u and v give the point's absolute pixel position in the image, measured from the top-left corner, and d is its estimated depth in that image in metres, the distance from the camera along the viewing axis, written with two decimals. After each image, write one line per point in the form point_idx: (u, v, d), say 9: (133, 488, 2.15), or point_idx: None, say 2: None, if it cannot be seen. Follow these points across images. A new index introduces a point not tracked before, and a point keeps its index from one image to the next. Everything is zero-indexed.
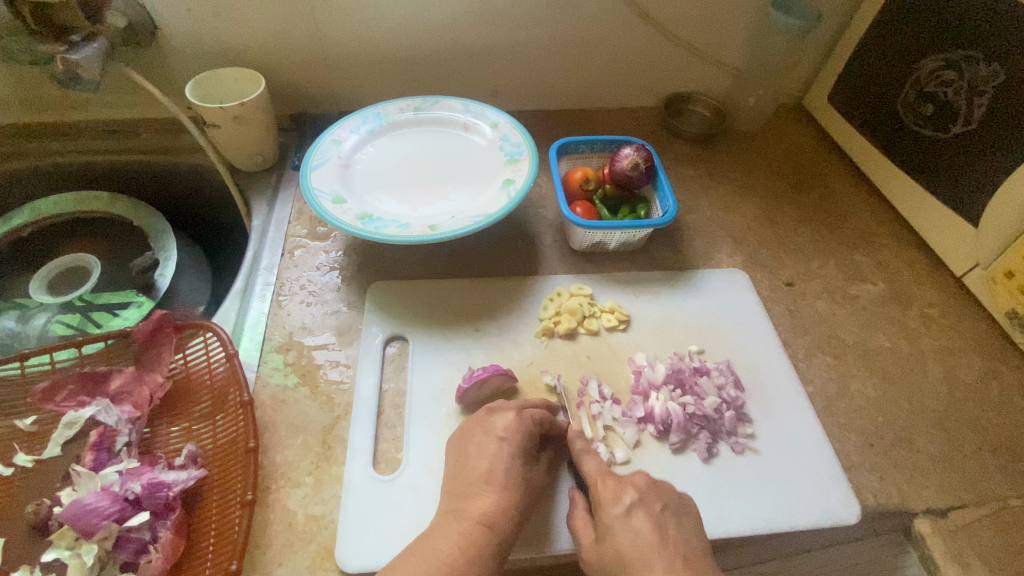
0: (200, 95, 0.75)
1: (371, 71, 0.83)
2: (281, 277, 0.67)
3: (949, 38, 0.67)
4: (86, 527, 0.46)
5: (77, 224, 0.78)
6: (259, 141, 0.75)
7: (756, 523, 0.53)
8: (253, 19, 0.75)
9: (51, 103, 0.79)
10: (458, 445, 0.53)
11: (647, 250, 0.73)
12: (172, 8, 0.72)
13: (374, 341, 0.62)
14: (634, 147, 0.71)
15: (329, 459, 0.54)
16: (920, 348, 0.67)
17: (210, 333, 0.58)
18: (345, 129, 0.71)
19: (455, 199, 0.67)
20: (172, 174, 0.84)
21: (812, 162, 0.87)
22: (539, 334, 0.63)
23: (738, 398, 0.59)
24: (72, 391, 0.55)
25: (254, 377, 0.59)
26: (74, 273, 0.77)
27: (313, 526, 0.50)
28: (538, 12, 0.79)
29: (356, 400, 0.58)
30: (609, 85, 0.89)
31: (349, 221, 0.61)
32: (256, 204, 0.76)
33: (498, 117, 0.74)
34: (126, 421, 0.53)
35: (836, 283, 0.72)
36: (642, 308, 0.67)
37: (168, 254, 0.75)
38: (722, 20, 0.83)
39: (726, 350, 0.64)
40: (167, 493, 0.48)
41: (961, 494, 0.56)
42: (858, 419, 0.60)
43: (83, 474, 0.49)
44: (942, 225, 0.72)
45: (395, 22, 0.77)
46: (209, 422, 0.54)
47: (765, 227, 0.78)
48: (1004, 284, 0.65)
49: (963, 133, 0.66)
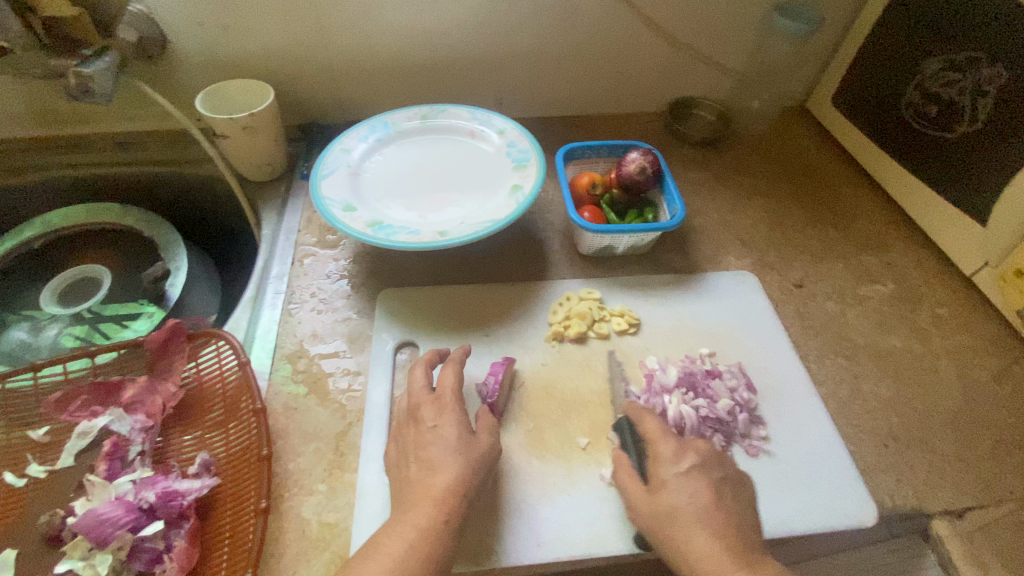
0: (211, 107, 0.75)
1: (379, 81, 0.84)
2: (291, 285, 0.68)
3: (951, 40, 0.68)
4: (99, 537, 0.46)
5: (89, 236, 0.79)
6: (269, 150, 0.76)
7: (772, 527, 0.52)
8: (262, 29, 0.75)
9: (61, 117, 0.80)
10: (456, 434, 0.50)
11: (654, 254, 0.74)
12: (181, 19, 0.73)
13: (385, 347, 0.62)
14: (640, 152, 0.72)
15: (342, 466, 0.54)
16: (931, 348, 0.66)
17: (221, 342, 0.58)
18: (353, 138, 0.72)
19: (464, 205, 0.67)
20: (181, 186, 0.84)
21: (818, 165, 0.87)
22: (549, 339, 0.63)
23: (751, 401, 0.59)
24: (86, 401, 0.55)
25: (266, 385, 0.59)
26: (83, 285, 0.78)
27: (327, 534, 0.50)
28: (543, 20, 0.80)
29: (368, 406, 0.57)
30: (614, 92, 0.90)
31: (360, 228, 0.61)
32: (266, 213, 0.77)
33: (504, 124, 0.74)
34: (139, 430, 0.54)
35: (845, 283, 0.72)
36: (652, 311, 0.67)
37: (179, 265, 0.75)
38: (725, 25, 0.83)
39: (737, 353, 0.63)
40: (181, 502, 0.48)
41: (978, 494, 0.55)
42: (872, 420, 0.60)
43: (97, 483, 0.49)
44: (951, 225, 0.72)
45: (402, 31, 0.78)
46: (222, 431, 0.54)
47: (773, 229, 0.78)
48: (1014, 282, 0.65)
49: (969, 133, 0.66)
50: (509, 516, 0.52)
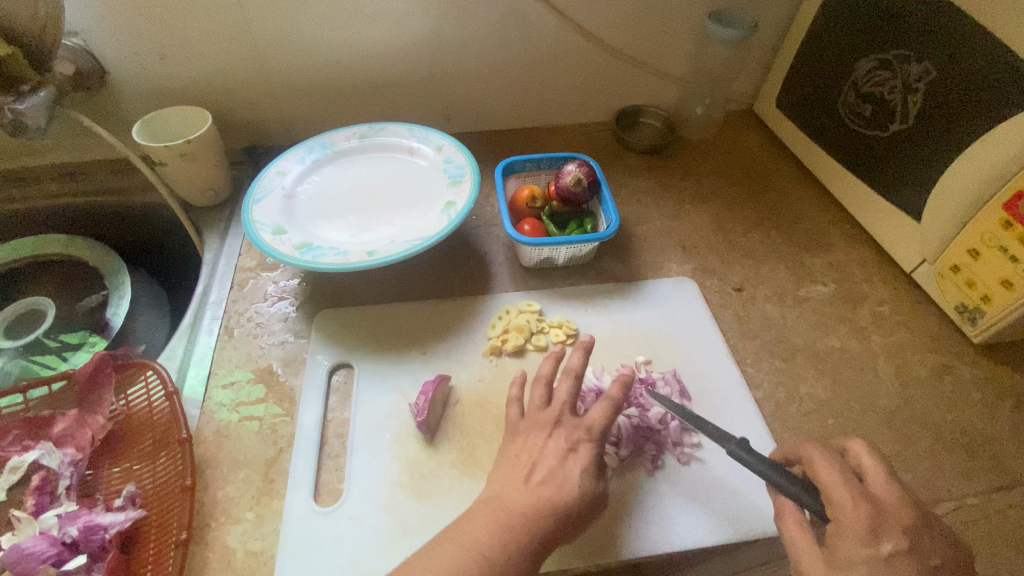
0: (149, 135, 0.76)
1: (323, 103, 0.84)
2: (229, 310, 0.68)
3: (880, 40, 0.68)
4: (23, 571, 0.46)
5: (35, 268, 0.79)
6: (210, 176, 0.76)
7: (703, 536, 0.52)
8: (200, 56, 0.76)
9: (7, 150, 0.80)
10: None
11: (596, 264, 0.74)
12: (118, 50, 0.73)
13: (319, 370, 0.62)
14: (576, 163, 0.72)
15: (271, 493, 0.54)
16: (872, 346, 0.66)
17: (151, 373, 0.58)
18: (290, 160, 0.72)
19: (398, 223, 0.67)
20: (130, 215, 0.85)
21: (763, 167, 0.88)
22: (486, 353, 0.63)
23: (683, 408, 0.59)
24: (18, 436, 0.55)
25: (198, 413, 0.59)
26: (30, 316, 0.77)
27: (252, 562, 0.50)
28: (483, 37, 0.80)
29: (299, 431, 0.57)
30: (560, 104, 0.91)
31: (289, 251, 0.61)
32: (209, 238, 0.77)
33: (442, 140, 0.74)
34: (69, 464, 0.53)
35: (787, 285, 0.72)
36: (591, 320, 0.67)
37: (123, 293, 0.77)
38: (665, 33, 0.84)
39: (673, 359, 0.63)
40: (103, 536, 0.48)
41: (914, 494, 0.55)
42: (809, 422, 0.60)
43: (23, 519, 0.49)
44: (889, 222, 0.72)
45: (341, 52, 0.79)
46: (150, 462, 0.54)
47: (716, 234, 0.78)
48: (952, 278, 0.65)
49: (901, 131, 0.66)
50: None
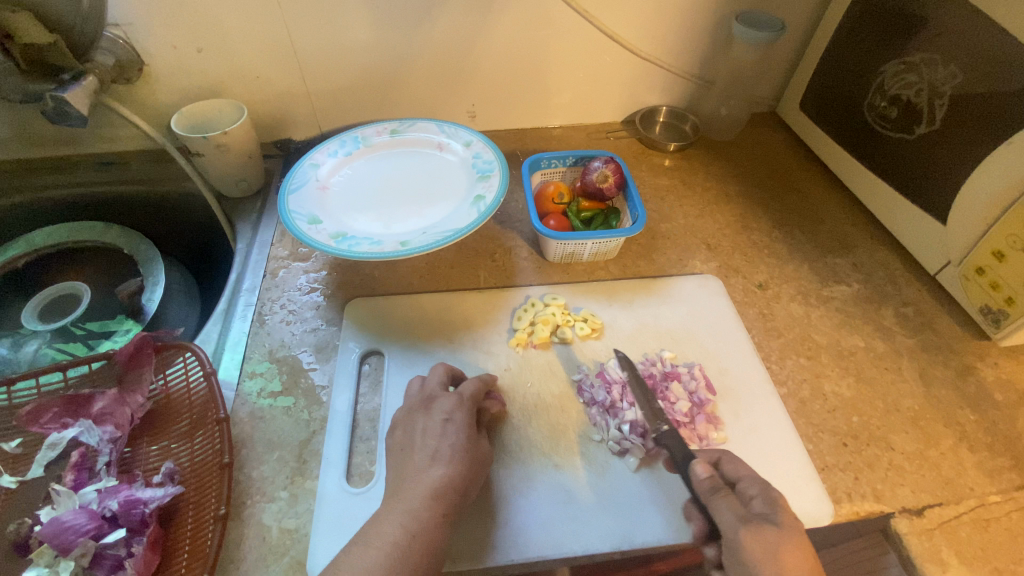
0: (188, 127, 0.80)
1: (354, 99, 0.86)
2: (262, 297, 0.69)
3: (908, 43, 0.69)
4: (62, 544, 0.47)
5: (72, 254, 0.81)
6: (244, 167, 0.78)
7: None
8: (237, 51, 0.78)
9: (47, 139, 0.82)
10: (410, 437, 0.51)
11: (621, 260, 0.75)
12: (158, 43, 0.75)
13: (350, 356, 0.63)
14: (602, 160, 0.74)
15: (304, 473, 0.55)
16: (896, 346, 0.67)
17: (189, 355, 0.60)
18: (323, 153, 0.74)
19: (429, 216, 0.69)
20: (164, 204, 0.87)
21: (786, 169, 0.88)
22: (514, 345, 0.64)
23: (709, 401, 0.59)
24: (56, 413, 0.56)
25: (233, 395, 0.60)
26: (65, 300, 0.80)
27: (286, 540, 0.51)
28: (512, 36, 0.82)
29: (331, 414, 0.59)
30: (585, 103, 0.92)
31: (324, 240, 0.63)
32: (242, 228, 0.79)
33: (471, 136, 0.76)
34: (107, 441, 0.55)
35: (810, 285, 0.73)
36: (616, 315, 0.68)
37: (157, 280, 0.78)
38: (691, 35, 0.85)
39: (698, 355, 0.64)
40: (143, 510, 0.49)
41: (938, 491, 0.55)
42: (832, 419, 0.60)
43: (62, 493, 0.50)
44: (913, 225, 0.73)
45: (374, 49, 0.80)
46: (188, 441, 0.56)
47: (739, 233, 0.79)
48: (976, 280, 0.65)
49: (928, 133, 0.67)
50: (464, 520, 0.52)
